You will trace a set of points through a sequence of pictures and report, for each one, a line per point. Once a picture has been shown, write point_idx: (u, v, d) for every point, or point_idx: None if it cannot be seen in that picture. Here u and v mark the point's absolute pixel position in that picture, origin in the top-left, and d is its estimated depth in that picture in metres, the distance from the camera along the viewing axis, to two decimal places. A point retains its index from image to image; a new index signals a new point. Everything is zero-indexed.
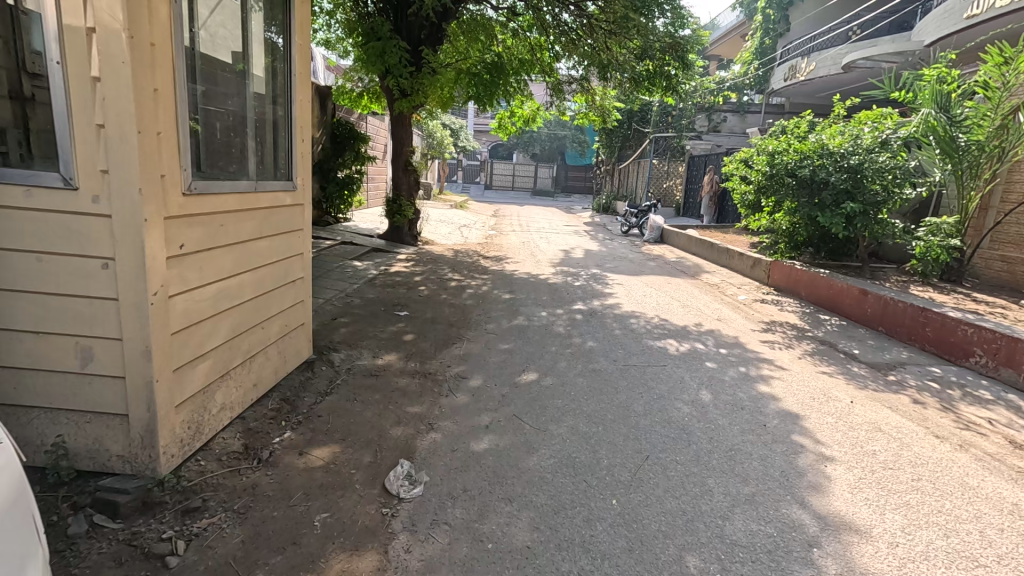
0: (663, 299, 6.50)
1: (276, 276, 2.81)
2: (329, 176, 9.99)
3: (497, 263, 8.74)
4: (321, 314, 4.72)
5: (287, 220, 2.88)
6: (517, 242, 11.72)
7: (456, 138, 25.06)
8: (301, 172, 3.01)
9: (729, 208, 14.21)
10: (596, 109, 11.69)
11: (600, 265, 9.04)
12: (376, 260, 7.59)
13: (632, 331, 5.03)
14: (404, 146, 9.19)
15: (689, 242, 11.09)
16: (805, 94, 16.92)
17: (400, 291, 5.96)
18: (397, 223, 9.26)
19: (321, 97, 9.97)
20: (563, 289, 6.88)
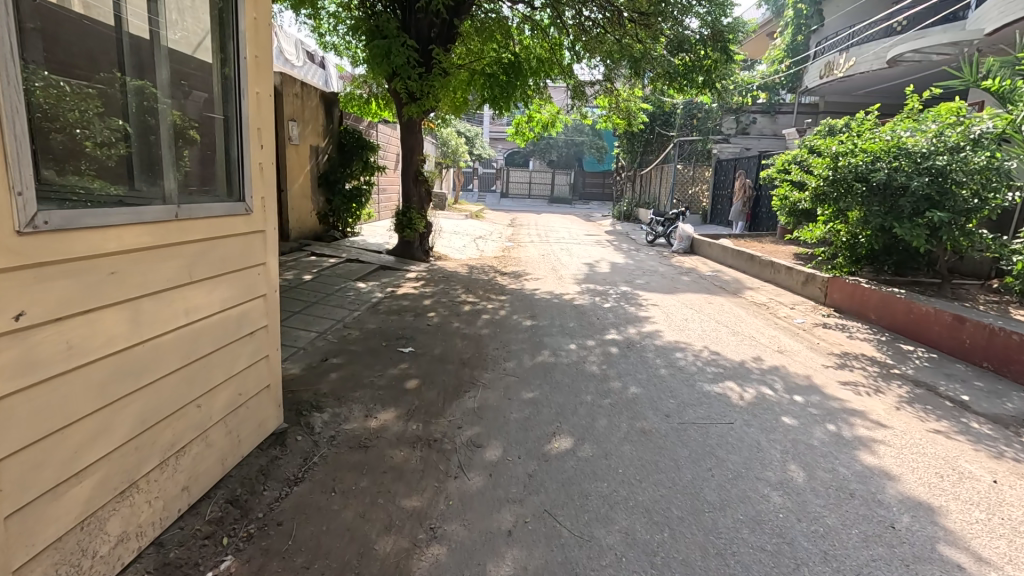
0: (708, 324, 5.62)
1: (222, 331, 2.07)
2: (335, 188, 9.33)
3: (516, 280, 7.98)
4: (309, 354, 3.98)
5: (238, 253, 2.15)
6: (537, 255, 10.94)
7: (471, 146, 24.44)
8: (258, 189, 2.27)
9: (764, 215, 13.26)
10: (621, 112, 10.87)
11: (629, 281, 8.19)
12: (383, 280, 6.88)
13: (680, 369, 4.20)
14: (413, 152, 8.45)
15: (724, 253, 10.17)
16: (841, 93, 15.90)
17: (406, 318, 5.21)
18: (407, 237, 8.55)
19: (328, 107, 9.49)
20: (592, 312, 6.06)
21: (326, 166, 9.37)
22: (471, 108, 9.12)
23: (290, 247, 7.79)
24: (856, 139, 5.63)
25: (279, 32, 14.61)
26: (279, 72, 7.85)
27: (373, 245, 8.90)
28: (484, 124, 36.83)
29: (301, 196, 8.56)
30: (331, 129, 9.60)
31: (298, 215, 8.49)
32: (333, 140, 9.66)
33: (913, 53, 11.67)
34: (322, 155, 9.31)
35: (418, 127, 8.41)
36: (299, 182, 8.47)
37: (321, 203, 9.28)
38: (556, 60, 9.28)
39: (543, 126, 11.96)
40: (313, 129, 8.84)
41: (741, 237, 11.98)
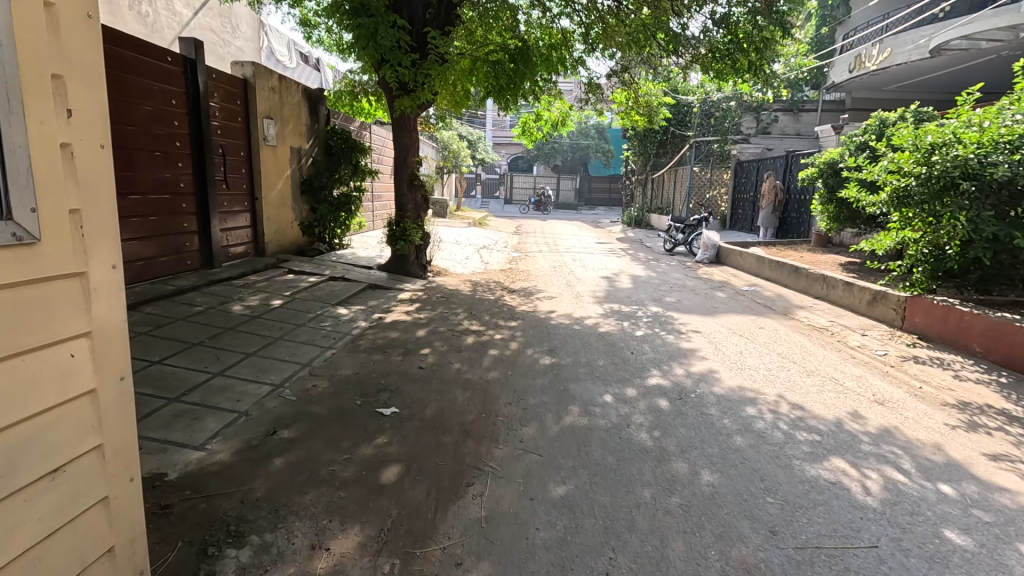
0: (772, 361, 4.49)
1: (6, 470, 1.20)
2: (320, 194, 8.29)
3: (528, 300, 6.89)
4: (253, 423, 2.88)
5: (30, 325, 1.23)
6: (548, 267, 9.85)
7: (474, 150, 23.45)
8: (48, 184, 1.26)
9: (796, 220, 12.19)
10: (641, 108, 9.80)
11: (657, 299, 7.07)
12: (370, 304, 5.79)
13: (761, 436, 3.08)
14: (407, 149, 7.40)
15: (759, 264, 9.04)
16: (870, 87, 14.82)
17: (393, 359, 4.12)
18: (400, 251, 7.46)
19: (313, 103, 8.41)
20: (623, 343, 4.95)
21: (311, 169, 8.34)
22: (473, 104, 8.11)
23: (265, 263, 6.72)
24: (953, 129, 4.61)
25: (267, 30, 13.70)
26: (252, 62, 6.73)
27: (363, 260, 7.81)
28: (487, 128, 35.87)
29: (280, 205, 7.52)
30: (316, 128, 8.53)
31: (277, 226, 7.45)
32: (318, 140, 8.61)
33: (960, 40, 10.61)
34: (306, 158, 8.26)
35: (413, 123, 7.39)
36: (277, 189, 7.41)
37: (306, 211, 8.23)
38: (570, 46, 8.25)
39: (552, 125, 10.92)
40: (295, 128, 7.78)
41: (772, 245, 10.85)
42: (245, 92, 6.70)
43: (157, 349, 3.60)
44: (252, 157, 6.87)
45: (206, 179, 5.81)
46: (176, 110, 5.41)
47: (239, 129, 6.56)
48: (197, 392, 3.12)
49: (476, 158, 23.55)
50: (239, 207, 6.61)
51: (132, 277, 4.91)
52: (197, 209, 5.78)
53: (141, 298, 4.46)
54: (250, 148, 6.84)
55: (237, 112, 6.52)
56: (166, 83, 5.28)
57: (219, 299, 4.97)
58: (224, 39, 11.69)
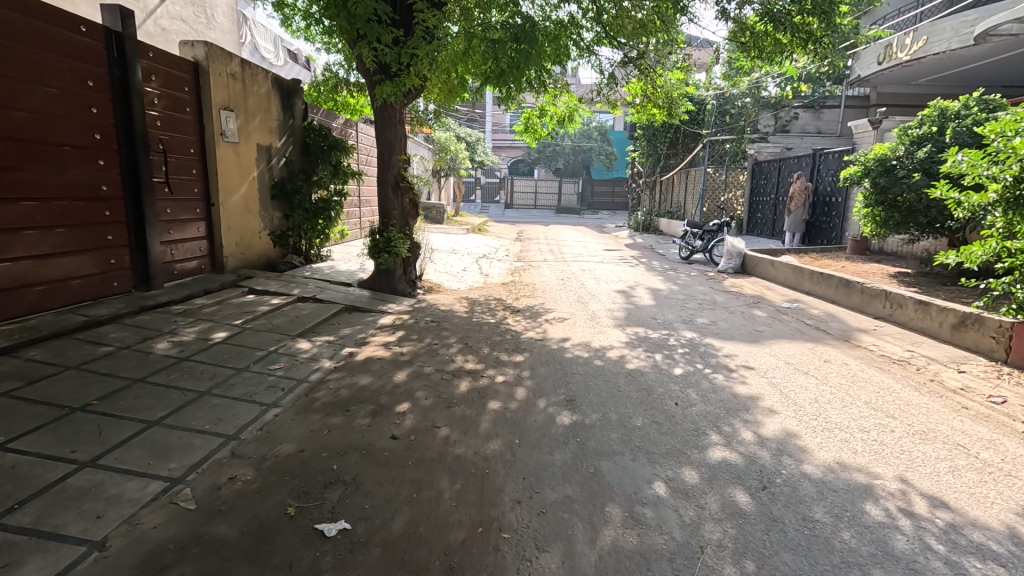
0: (863, 417, 3.39)
1: None
2: (294, 199, 7.20)
3: (536, 323, 5.78)
4: (106, 569, 1.78)
5: None
6: (555, 279, 8.77)
7: (473, 152, 22.36)
8: None
9: (826, 226, 11.15)
10: (662, 102, 8.71)
11: (689, 322, 5.96)
12: (341, 335, 4.68)
13: (914, 572, 1.97)
14: (394, 145, 6.32)
15: (796, 276, 7.95)
16: (898, 81, 13.77)
17: (357, 423, 3.01)
18: (385, 265, 6.36)
19: (284, 94, 7.30)
20: (661, 387, 3.85)
21: (284, 171, 7.25)
22: (470, 94, 7.07)
23: (221, 281, 5.63)
24: None
25: (250, 23, 12.68)
26: (204, 42, 5.62)
27: (343, 275, 6.71)
28: (487, 130, 34.83)
29: (245, 212, 6.43)
30: (289, 123, 7.43)
31: (241, 237, 6.36)
32: (292, 137, 7.50)
33: (1013, 24, 9.41)
34: (278, 157, 7.17)
35: (400, 116, 6.31)
36: (240, 193, 6.32)
37: (278, 218, 7.14)
38: (580, 27, 7.23)
39: (557, 121, 9.90)
40: (262, 123, 6.67)
41: (803, 253, 9.78)
42: (196, 78, 5.60)
43: (11, 423, 2.50)
44: (206, 155, 5.78)
45: (138, 182, 4.72)
46: (94, 95, 4.31)
47: (187, 121, 5.46)
48: (36, 505, 2.01)
49: (475, 160, 22.44)
50: (189, 215, 5.52)
51: (28, 307, 3.82)
52: (128, 218, 4.69)
53: (28, 339, 3.37)
54: (204, 145, 5.74)
55: (185, 101, 5.43)
56: (79, 60, 4.18)
57: (141, 335, 3.87)
58: (198, 30, 10.62)
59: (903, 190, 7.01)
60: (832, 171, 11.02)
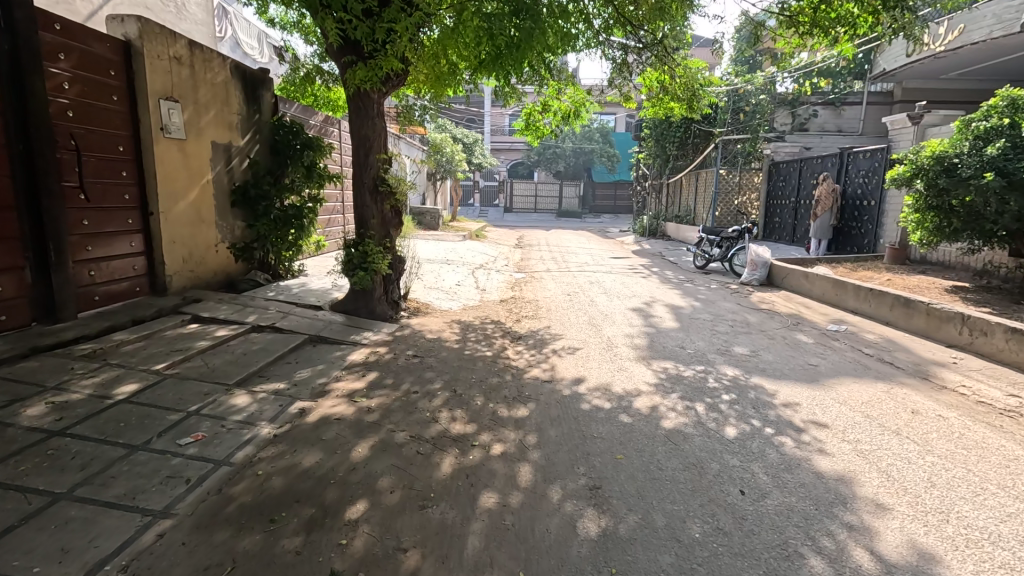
0: (1014, 519, 2.38)
1: None
2: (257, 206, 6.19)
3: (542, 355, 4.77)
4: None
5: None
6: (561, 294, 7.79)
7: (470, 154, 21.35)
8: None
9: (857, 231, 10.16)
10: (682, 96, 7.71)
11: (725, 353, 4.95)
12: (294, 381, 3.67)
13: None
14: (371, 141, 5.33)
15: (837, 290, 6.95)
16: (925, 76, 12.87)
17: (281, 548, 2.00)
18: (362, 284, 5.35)
19: (248, 85, 6.32)
20: (714, 463, 2.85)
21: (247, 174, 6.26)
22: (465, 80, 6.07)
23: (158, 307, 4.63)
24: None
25: (230, 16, 11.74)
26: (137, 17, 4.64)
27: (314, 296, 5.71)
28: (484, 132, 33.76)
29: (196, 222, 5.44)
30: (254, 119, 6.45)
31: (190, 252, 5.38)
32: (258, 135, 6.52)
33: None
34: (240, 157, 6.18)
35: (379, 106, 5.32)
36: (189, 199, 5.33)
37: (240, 228, 6.16)
38: (591, 5, 6.27)
39: (562, 116, 8.95)
40: (217, 118, 5.69)
41: (836, 263, 8.78)
42: (127, 60, 4.62)
43: None
44: (142, 154, 4.79)
45: (38, 186, 3.73)
46: None
47: (114, 112, 4.48)
48: None
49: (472, 161, 21.36)
50: (116, 227, 4.53)
51: None
52: (24, 232, 3.70)
53: None
54: (138, 142, 4.76)
55: (111, 87, 4.45)
56: None
57: (14, 394, 2.87)
58: (164, 19, 9.60)
59: (968, 192, 6.04)
60: (863, 172, 10.03)
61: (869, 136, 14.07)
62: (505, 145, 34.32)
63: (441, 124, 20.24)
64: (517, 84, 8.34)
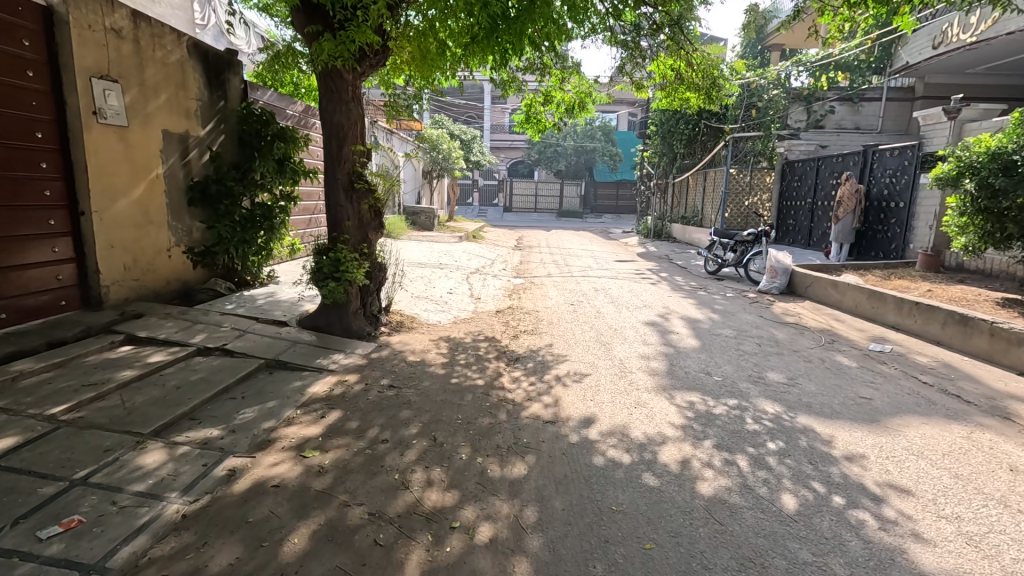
0: None
1: None
2: (219, 205, 5.42)
3: (543, 384, 4.02)
4: None
5: None
6: (564, 304, 7.04)
7: (468, 151, 20.57)
8: None
9: (883, 235, 9.41)
10: (701, 86, 6.96)
11: (759, 381, 4.19)
12: (233, 426, 2.92)
13: None
14: (344, 129, 4.57)
15: (874, 303, 6.20)
16: (950, 69, 12.09)
17: None
18: (334, 297, 4.58)
19: (210, 68, 5.58)
20: (779, 557, 2.10)
21: (208, 168, 5.52)
22: (456, 60, 5.29)
23: (86, 326, 3.88)
24: None
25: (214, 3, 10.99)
26: None
27: (280, 309, 4.94)
28: (483, 129, 32.93)
29: (144, 223, 4.71)
30: (216, 106, 5.70)
31: (136, 257, 4.64)
32: (222, 125, 5.78)
33: None
34: (199, 149, 5.43)
35: (354, 89, 4.56)
36: (133, 197, 4.57)
37: (198, 230, 5.42)
38: None
39: (565, 108, 8.17)
40: (169, 104, 4.95)
41: (864, 271, 8.03)
42: (48, 31, 3.88)
43: None
44: (68, 143, 4.04)
45: None
46: None
47: (29, 91, 3.74)
48: None
49: (470, 159, 20.56)
50: (32, 230, 3.78)
51: None
52: None
53: None
54: (65, 129, 4.02)
55: (25, 61, 3.71)
56: None
57: None
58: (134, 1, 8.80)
59: None
60: (890, 171, 9.28)
61: (888, 133, 13.31)
62: (505, 143, 33.37)
63: (438, 120, 19.44)
64: (515, 71, 7.69)
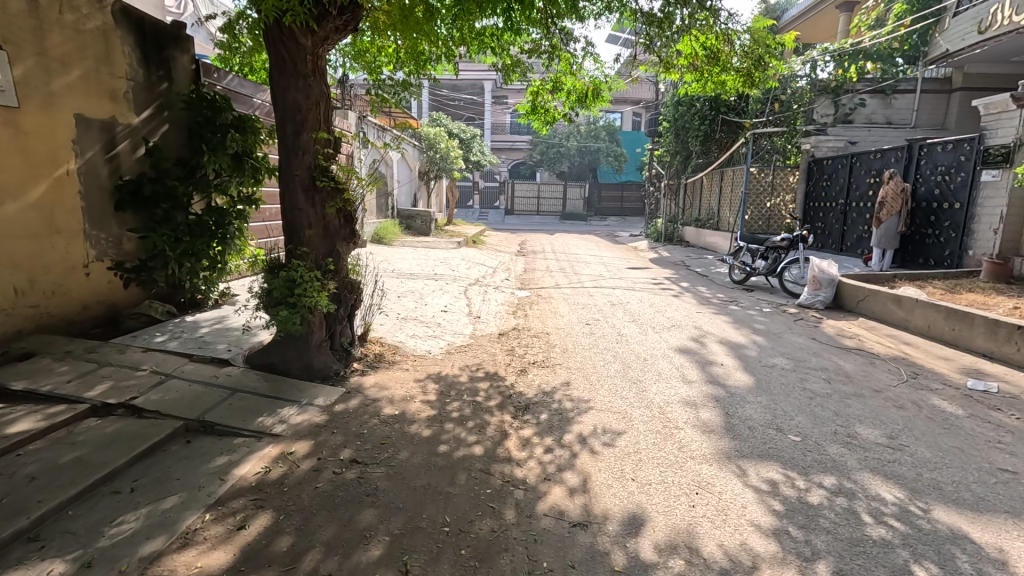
0: None
1: None
2: (155, 209, 4.36)
3: (563, 450, 2.98)
4: None
5: None
6: (578, 324, 5.98)
7: (468, 151, 19.53)
8: None
9: (933, 240, 8.37)
10: (746, 64, 5.71)
11: (851, 443, 3.14)
12: (91, 555, 1.88)
13: None
14: (303, 111, 3.53)
15: (955, 325, 5.15)
16: (994, 56, 11.00)
17: None
18: (290, 331, 3.52)
19: (147, 41, 4.55)
20: None
21: (144, 164, 4.49)
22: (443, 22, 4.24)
23: None
24: None
25: None
26: None
27: (226, 342, 3.88)
28: (484, 129, 31.90)
29: (46, 234, 3.70)
30: (157, 88, 4.67)
31: (34, 277, 3.63)
32: (165, 112, 4.74)
33: None
34: (132, 141, 4.40)
35: (314, 59, 3.52)
36: (28, 200, 3.56)
37: (131, 241, 4.39)
38: None
39: (577, 97, 7.12)
40: (85, 82, 3.94)
41: (923, 282, 6.97)
42: None
43: None
44: None
45: None
46: None
47: None
48: None
49: (469, 159, 19.50)
50: None
51: None
52: None
53: None
54: None
55: None
56: None
57: None
58: None
59: None
60: (942, 168, 8.21)
61: (923, 128, 12.24)
62: (506, 144, 32.17)
63: (436, 118, 18.39)
64: (518, 53, 6.68)
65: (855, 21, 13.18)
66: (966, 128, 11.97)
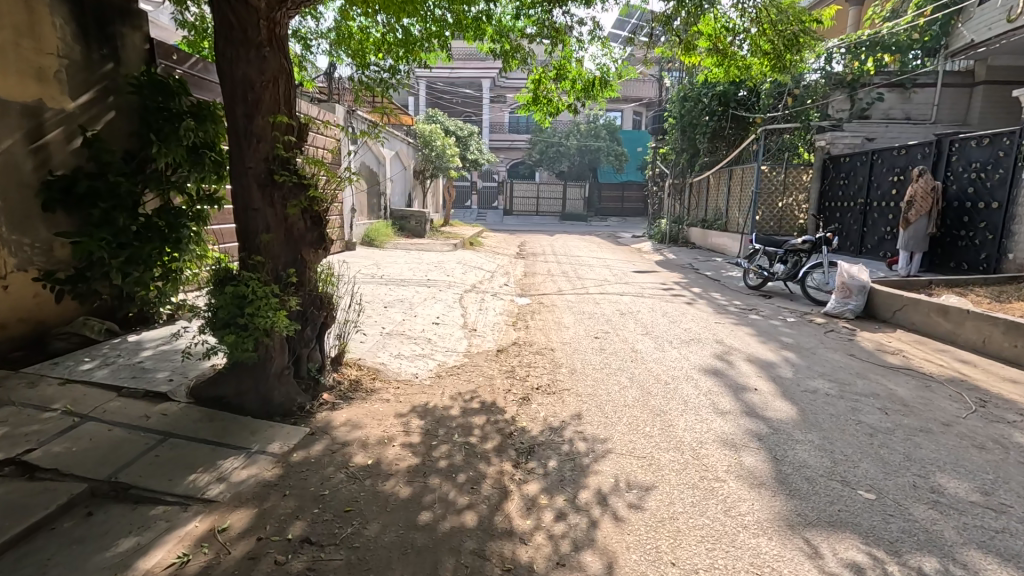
0: None
1: None
2: (91, 210, 3.70)
3: (579, 517, 2.33)
4: None
5: None
6: (586, 339, 5.34)
7: (465, 149, 18.89)
8: None
9: (967, 242, 7.74)
10: (779, 44, 5.01)
11: (941, 503, 2.49)
12: None
13: None
14: (255, 90, 2.88)
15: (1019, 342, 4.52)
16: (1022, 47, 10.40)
17: None
18: (241, 358, 2.87)
19: (85, 14, 3.89)
20: None
21: (81, 158, 3.84)
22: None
23: None
24: None
25: None
26: None
27: (168, 372, 3.20)
28: (482, 128, 31.24)
29: None
30: (100, 69, 4.03)
31: None
32: (111, 97, 4.08)
33: None
34: (65, 130, 3.76)
35: (270, 25, 2.87)
36: None
37: (64, 247, 3.77)
38: None
39: (583, 87, 6.46)
40: None
41: (964, 290, 6.35)
42: None
43: None
44: None
45: None
46: None
47: None
48: None
49: (466, 158, 18.87)
50: None
51: None
52: None
53: None
54: None
55: None
56: None
57: None
58: None
59: None
60: (976, 164, 7.59)
61: (944, 124, 11.62)
62: (504, 143, 31.38)
63: (432, 115, 17.74)
64: (520, 37, 6.04)
65: (867, 12, 12.62)
66: (990, 123, 11.37)
